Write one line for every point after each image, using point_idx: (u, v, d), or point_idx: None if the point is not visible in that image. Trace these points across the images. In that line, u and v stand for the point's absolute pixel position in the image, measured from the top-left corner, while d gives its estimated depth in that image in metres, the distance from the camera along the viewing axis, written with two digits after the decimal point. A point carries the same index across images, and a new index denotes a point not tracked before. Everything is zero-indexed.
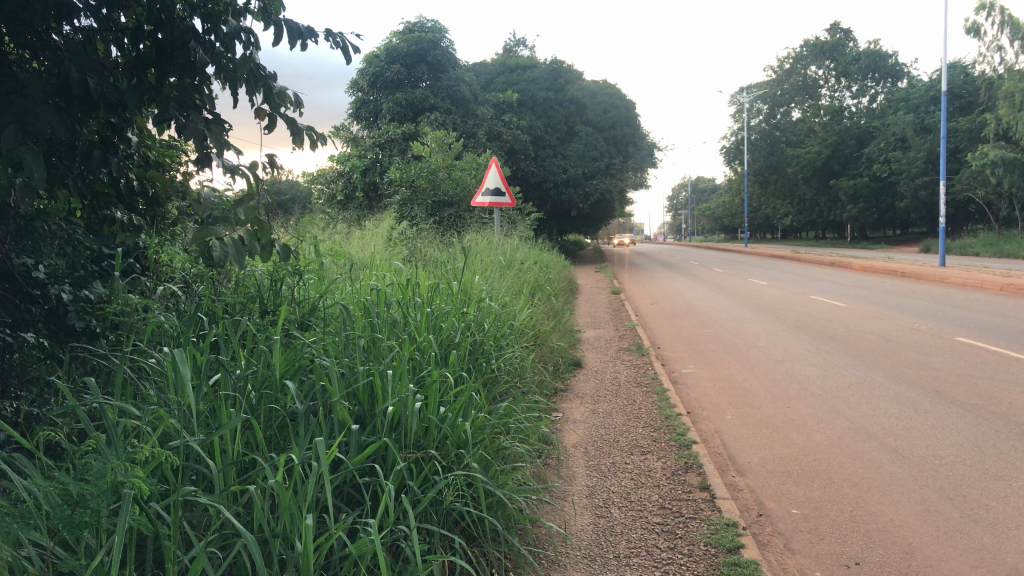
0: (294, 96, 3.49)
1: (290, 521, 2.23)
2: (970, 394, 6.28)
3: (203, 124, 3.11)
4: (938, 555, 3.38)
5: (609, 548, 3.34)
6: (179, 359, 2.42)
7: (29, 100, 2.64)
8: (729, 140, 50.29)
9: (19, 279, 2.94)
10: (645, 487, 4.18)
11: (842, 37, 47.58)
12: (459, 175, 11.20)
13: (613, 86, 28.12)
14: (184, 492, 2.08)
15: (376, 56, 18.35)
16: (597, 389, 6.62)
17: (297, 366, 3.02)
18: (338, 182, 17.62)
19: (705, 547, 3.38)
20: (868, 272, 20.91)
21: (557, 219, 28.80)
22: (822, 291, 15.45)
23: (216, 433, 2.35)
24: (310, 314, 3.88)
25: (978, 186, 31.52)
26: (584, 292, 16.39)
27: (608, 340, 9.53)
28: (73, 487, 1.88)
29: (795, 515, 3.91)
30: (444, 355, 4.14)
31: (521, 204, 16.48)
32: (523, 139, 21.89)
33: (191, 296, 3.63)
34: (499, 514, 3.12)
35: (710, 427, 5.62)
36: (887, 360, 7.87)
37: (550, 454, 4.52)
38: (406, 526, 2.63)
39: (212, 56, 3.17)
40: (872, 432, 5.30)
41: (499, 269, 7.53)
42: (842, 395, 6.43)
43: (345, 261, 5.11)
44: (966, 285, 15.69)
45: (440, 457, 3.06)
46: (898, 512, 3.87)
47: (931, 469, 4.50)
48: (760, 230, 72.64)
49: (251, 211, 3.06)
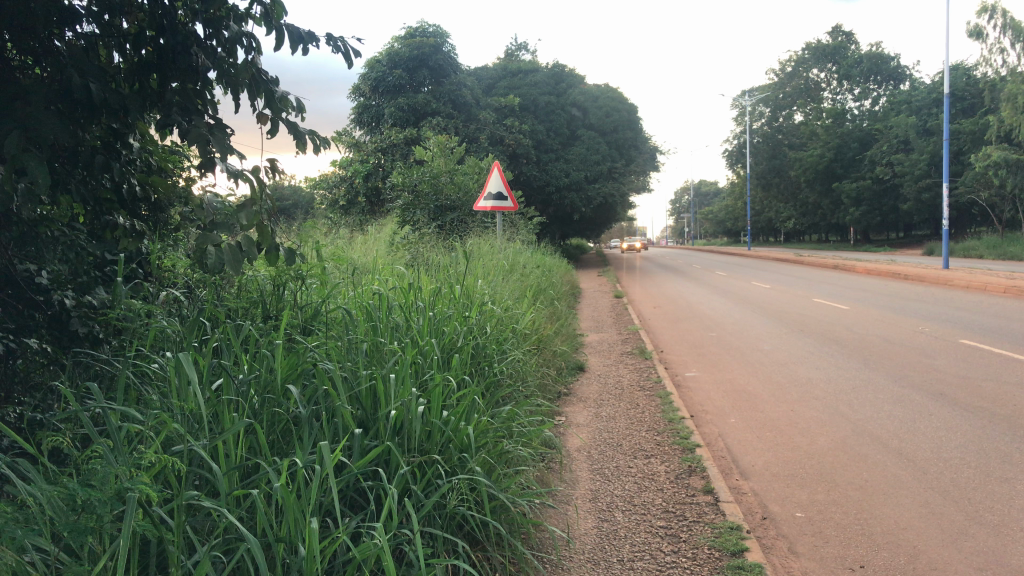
0: (295, 101, 3.49)
1: (293, 525, 2.21)
2: (975, 397, 6.24)
3: (206, 128, 3.11)
4: (942, 558, 3.37)
5: (612, 552, 3.33)
6: (184, 363, 2.44)
7: (31, 105, 2.66)
8: (731, 143, 50.22)
9: (22, 284, 2.98)
10: (648, 490, 4.17)
11: (843, 41, 47.65)
12: (461, 180, 11.22)
13: (614, 90, 28.10)
14: (188, 497, 2.07)
15: (377, 61, 18.45)
16: (600, 393, 6.61)
17: (299, 371, 3.00)
18: (341, 187, 17.65)
19: (708, 551, 3.37)
20: (871, 274, 20.88)
21: (559, 224, 28.77)
22: (825, 294, 15.38)
23: (218, 438, 2.34)
24: (312, 319, 3.88)
25: (981, 189, 31.46)
26: (587, 296, 16.34)
27: (611, 344, 9.51)
28: (79, 492, 1.89)
29: (800, 518, 3.89)
30: (447, 359, 4.13)
31: (522, 208, 16.47)
32: (524, 143, 21.92)
33: (194, 302, 3.65)
34: (502, 518, 3.11)
35: (714, 430, 5.60)
36: (891, 363, 7.84)
37: (552, 459, 4.50)
38: (409, 530, 2.61)
39: (214, 61, 3.19)
40: (876, 435, 5.27)
41: (501, 273, 7.53)
42: (846, 398, 6.40)
43: (346, 265, 5.10)
44: (969, 288, 15.62)
45: (443, 461, 3.05)
46: (903, 516, 3.85)
47: (937, 472, 4.48)
48: (763, 234, 72.47)
49: (254, 216, 3.04)
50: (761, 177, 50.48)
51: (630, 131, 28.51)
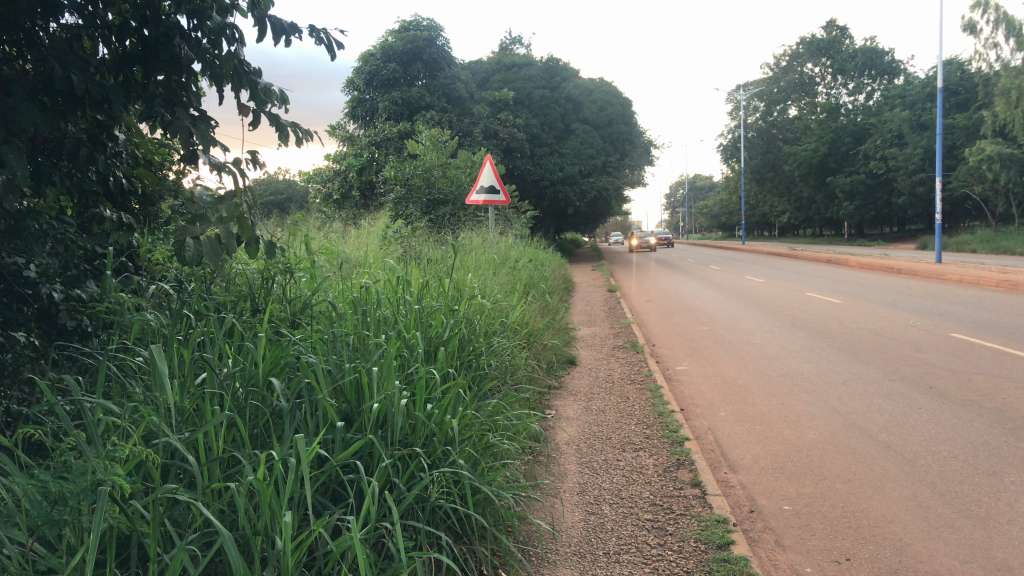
0: (279, 93, 3.46)
1: (270, 519, 2.16)
2: (963, 390, 6.28)
3: (189, 121, 3.14)
4: (928, 551, 3.39)
5: (599, 545, 3.34)
6: (158, 354, 2.40)
7: (12, 97, 2.69)
8: (726, 138, 50.40)
9: (10, 280, 2.97)
10: (637, 484, 4.18)
11: (838, 35, 47.65)
12: (454, 173, 11.19)
13: (609, 84, 28.03)
14: (166, 489, 2.03)
15: (371, 55, 18.31)
16: (590, 386, 6.64)
17: (283, 364, 2.98)
18: (334, 181, 17.63)
19: (695, 544, 3.38)
20: (864, 269, 20.98)
21: (554, 218, 28.76)
22: (818, 288, 15.39)
23: (199, 431, 2.31)
24: (300, 312, 3.88)
25: (974, 183, 31.32)
26: (580, 291, 16.31)
27: (603, 337, 9.54)
28: (53, 484, 1.83)
29: (787, 511, 3.91)
30: (432, 353, 4.11)
31: (517, 202, 16.44)
32: (519, 137, 21.93)
33: (183, 295, 3.65)
34: (486, 511, 3.11)
35: (703, 424, 5.62)
36: (881, 356, 7.86)
37: (540, 452, 4.53)
38: (391, 523, 2.59)
39: (197, 53, 3.17)
40: (866, 429, 5.30)
41: (492, 267, 7.55)
42: (836, 392, 6.43)
43: (336, 259, 5.11)
44: (961, 282, 15.66)
45: (426, 454, 3.04)
46: (889, 508, 3.88)
47: (924, 465, 4.50)
48: (757, 229, 72.51)
49: (235, 209, 3.01)
50: (756, 171, 50.51)
51: (624, 126, 28.46)
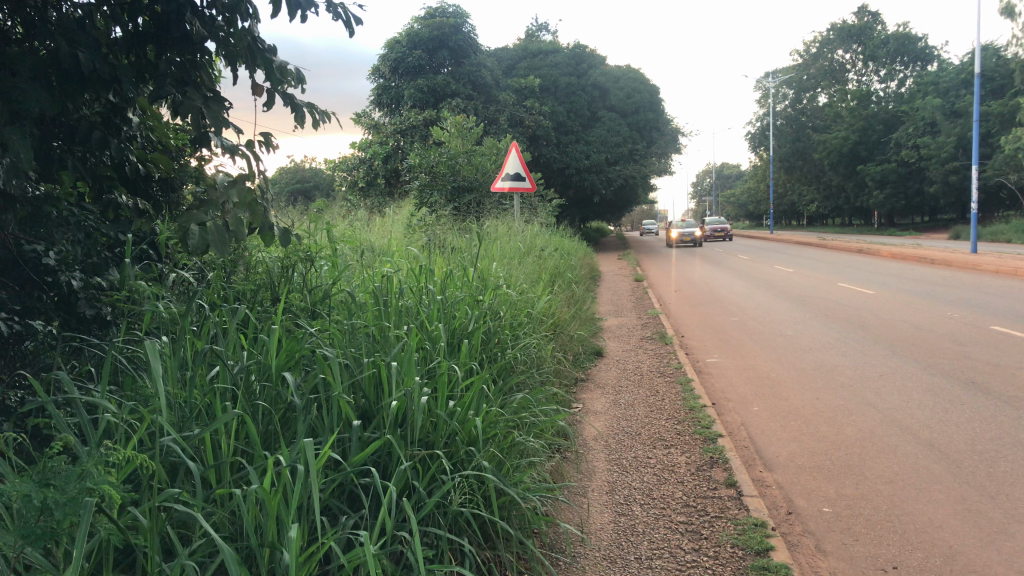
0: (296, 73, 3.31)
1: (274, 528, 2.01)
2: (1009, 386, 5.96)
3: (201, 101, 2.98)
4: (982, 560, 3.14)
5: (629, 550, 3.15)
6: (152, 350, 2.21)
7: (17, 77, 2.56)
8: (754, 126, 49.63)
9: (28, 267, 2.86)
10: (669, 483, 3.98)
11: (871, 20, 46.49)
12: (480, 160, 10.89)
13: (636, 71, 27.45)
14: (164, 495, 1.89)
15: (397, 42, 18.15)
16: (619, 378, 6.42)
17: (298, 358, 2.83)
18: (360, 169, 17.58)
19: (731, 550, 3.18)
20: (896, 259, 20.37)
21: (580, 207, 28.45)
22: (849, 279, 14.91)
23: (204, 429, 2.17)
24: (320, 302, 3.73)
25: (1010, 171, 30.20)
26: (605, 281, 16.04)
27: (631, 328, 9.30)
28: (37, 490, 1.69)
29: (827, 514, 3.68)
30: (455, 345, 3.94)
31: (542, 191, 16.22)
32: (545, 125, 21.65)
33: (203, 285, 3.52)
34: (511, 515, 2.95)
35: (737, 419, 5.38)
36: (920, 349, 7.53)
37: (568, 449, 4.34)
38: (407, 530, 2.44)
39: (209, 29, 3.03)
40: (908, 426, 5.02)
41: (517, 256, 7.37)
42: (874, 386, 6.14)
43: (358, 247, 4.96)
44: (998, 273, 15.09)
45: (446, 455, 2.88)
46: (937, 512, 3.62)
47: (972, 466, 4.23)
48: (786, 219, 71.26)
49: (247, 193, 2.88)
50: (785, 159, 49.56)
51: (652, 113, 27.95)
